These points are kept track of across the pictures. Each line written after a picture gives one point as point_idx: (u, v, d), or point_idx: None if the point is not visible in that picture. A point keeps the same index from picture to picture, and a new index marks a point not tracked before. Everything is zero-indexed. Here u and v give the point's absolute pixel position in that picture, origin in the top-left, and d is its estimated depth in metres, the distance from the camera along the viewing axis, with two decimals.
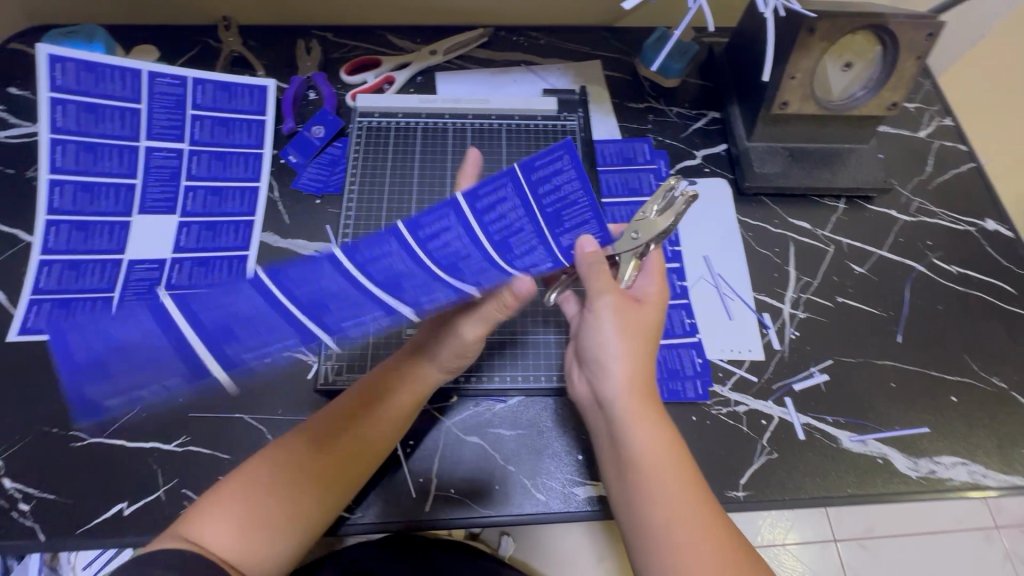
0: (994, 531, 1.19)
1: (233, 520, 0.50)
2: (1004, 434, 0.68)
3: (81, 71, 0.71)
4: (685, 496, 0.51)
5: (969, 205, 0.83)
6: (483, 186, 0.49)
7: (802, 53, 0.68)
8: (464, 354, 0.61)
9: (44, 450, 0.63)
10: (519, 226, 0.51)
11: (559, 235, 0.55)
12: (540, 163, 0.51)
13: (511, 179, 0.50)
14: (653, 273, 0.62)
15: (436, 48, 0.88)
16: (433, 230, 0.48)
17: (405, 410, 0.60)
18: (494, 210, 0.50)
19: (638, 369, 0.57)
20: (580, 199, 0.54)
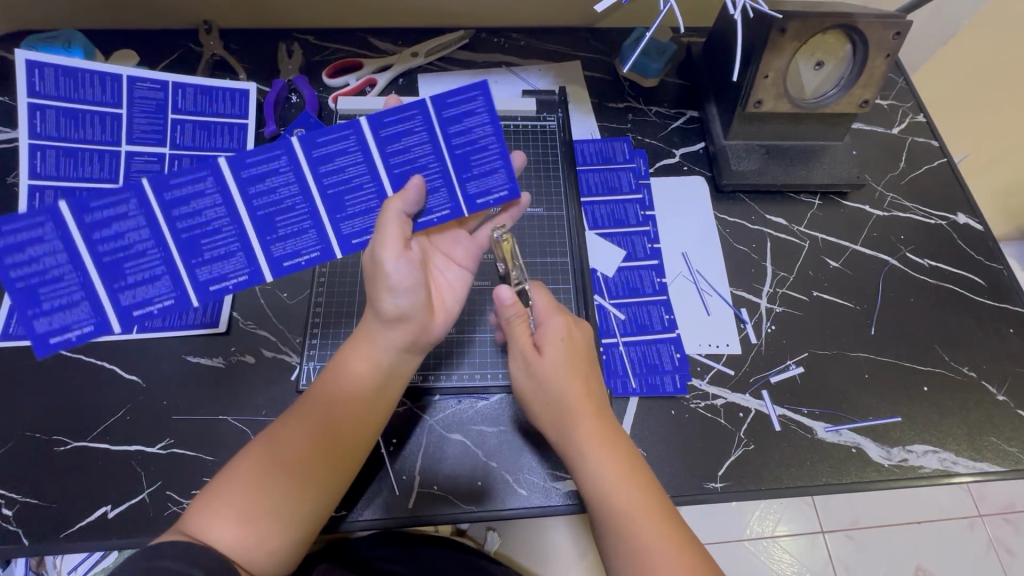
0: (977, 520, 1.21)
1: (236, 516, 0.50)
2: (973, 422, 0.70)
3: (59, 77, 0.70)
4: (647, 513, 0.53)
5: (941, 199, 0.84)
6: (391, 116, 0.54)
7: (773, 53, 0.70)
8: (393, 288, 0.56)
9: (26, 455, 0.63)
10: (423, 163, 0.57)
11: (466, 180, 0.58)
12: (452, 99, 0.54)
13: (420, 112, 0.54)
14: (545, 313, 0.62)
15: (417, 50, 0.89)
16: (330, 158, 0.55)
17: (366, 379, 0.57)
18: (398, 142, 0.55)
19: (580, 409, 0.58)
20: (489, 146, 0.57)
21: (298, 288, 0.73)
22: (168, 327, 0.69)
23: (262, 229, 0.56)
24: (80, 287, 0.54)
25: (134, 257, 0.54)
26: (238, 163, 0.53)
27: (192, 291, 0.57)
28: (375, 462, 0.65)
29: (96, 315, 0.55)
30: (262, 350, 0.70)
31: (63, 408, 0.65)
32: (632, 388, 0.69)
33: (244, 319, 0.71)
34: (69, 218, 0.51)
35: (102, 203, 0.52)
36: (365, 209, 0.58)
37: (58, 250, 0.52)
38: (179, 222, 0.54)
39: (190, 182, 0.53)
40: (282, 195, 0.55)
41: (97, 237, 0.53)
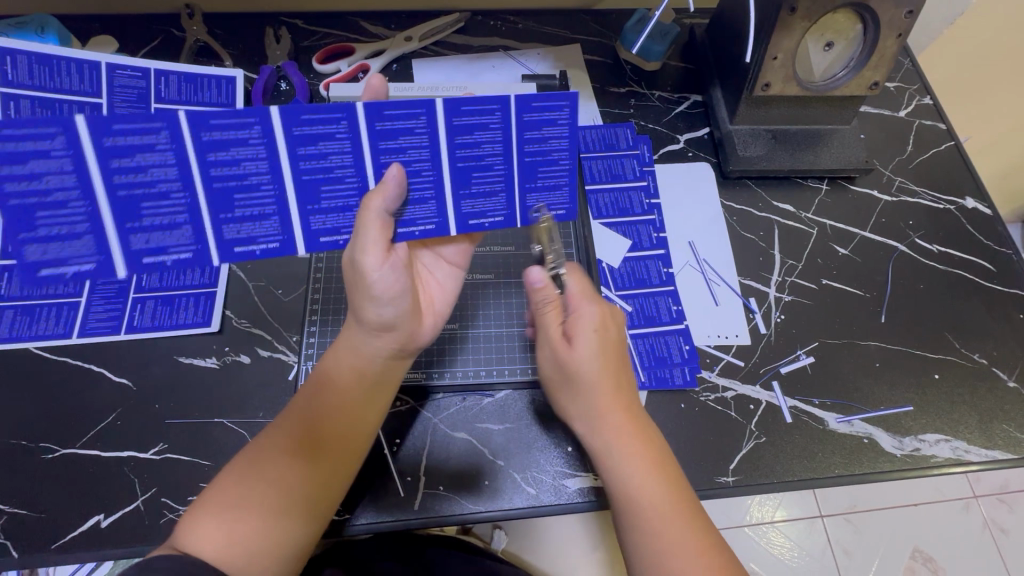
0: (973, 501, 1.21)
1: (223, 528, 0.48)
2: (985, 410, 0.69)
3: (33, 64, 0.66)
4: (676, 512, 0.51)
5: (948, 183, 0.83)
6: (469, 106, 0.49)
7: (783, 33, 0.67)
8: (376, 297, 0.52)
9: (12, 464, 0.60)
10: (490, 164, 0.53)
11: (528, 191, 0.55)
12: (538, 104, 0.50)
13: (501, 109, 0.50)
14: (579, 298, 0.59)
15: (411, 34, 0.85)
16: (396, 134, 0.50)
17: (354, 390, 0.56)
18: (471, 136, 0.51)
19: (610, 402, 0.56)
20: (562, 160, 0.54)
21: (293, 284, 0.71)
22: (158, 327, 0.66)
23: (304, 195, 0.51)
24: (87, 217, 0.48)
25: (158, 198, 0.48)
26: (293, 117, 0.47)
27: (213, 250, 0.52)
28: (378, 463, 0.63)
29: (100, 252, 0.49)
30: (258, 349, 0.67)
31: (50, 414, 0.62)
32: (641, 381, 0.68)
33: (238, 317, 0.68)
34: (85, 135, 0.45)
35: (128, 126, 0.45)
36: (418, 199, 0.54)
37: (68, 169, 0.46)
38: (212, 169, 0.48)
39: (232, 126, 0.46)
40: (334, 163, 0.50)
41: (116, 166, 0.46)
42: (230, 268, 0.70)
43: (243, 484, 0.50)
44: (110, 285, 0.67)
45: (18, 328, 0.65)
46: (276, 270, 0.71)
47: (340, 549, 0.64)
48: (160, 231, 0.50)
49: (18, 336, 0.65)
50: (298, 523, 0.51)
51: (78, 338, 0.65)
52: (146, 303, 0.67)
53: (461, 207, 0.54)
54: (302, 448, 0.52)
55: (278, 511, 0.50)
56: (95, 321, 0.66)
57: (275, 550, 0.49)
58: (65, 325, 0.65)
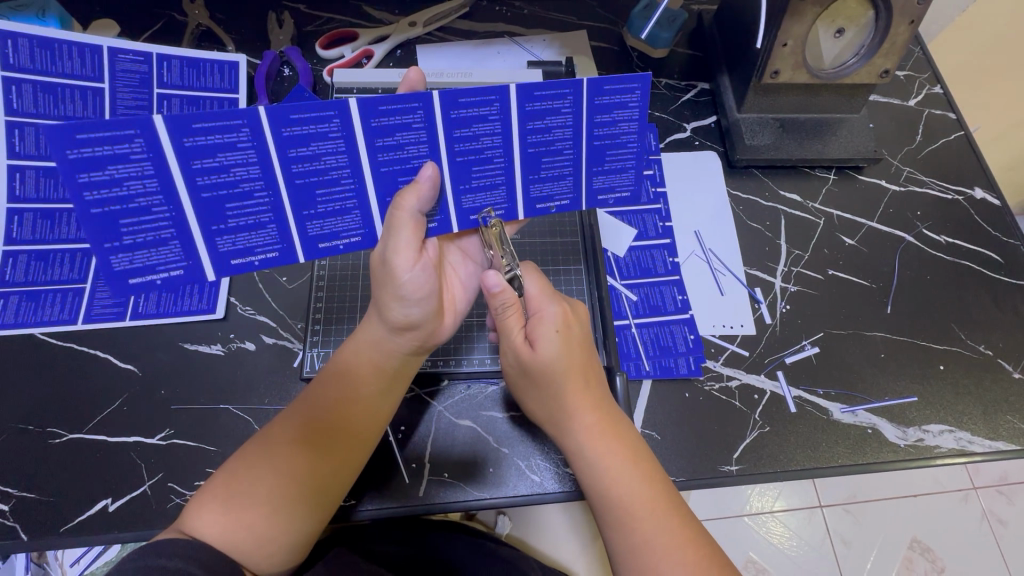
0: (972, 492, 1.22)
1: (225, 514, 0.48)
2: (989, 401, 0.69)
3: (35, 48, 0.66)
4: (654, 507, 0.51)
5: (958, 174, 0.82)
6: (542, 91, 0.49)
7: (794, 19, 0.66)
8: (404, 297, 0.53)
9: (19, 449, 0.60)
10: (560, 148, 0.53)
11: (595, 174, 0.56)
12: (609, 89, 0.50)
13: (573, 93, 0.49)
14: (539, 300, 0.58)
15: (416, 19, 0.84)
16: (469, 122, 0.49)
17: (371, 384, 0.56)
18: (542, 121, 0.51)
19: (579, 402, 0.56)
20: (630, 143, 0.54)
21: (297, 272, 0.71)
22: (163, 314, 0.66)
23: (381, 187, 0.52)
24: (171, 222, 0.48)
25: (241, 199, 0.49)
26: (370, 109, 0.46)
27: (299, 247, 0.53)
28: (382, 450, 0.63)
29: (187, 257, 0.50)
30: (262, 336, 0.67)
31: (57, 399, 0.63)
32: (646, 370, 0.68)
33: (243, 305, 0.68)
34: (166, 137, 0.43)
35: (209, 124, 0.44)
36: (487, 185, 0.54)
37: (149, 173, 0.45)
38: (295, 165, 0.48)
39: (313, 120, 0.46)
40: (411, 153, 0.50)
41: (199, 166, 0.46)
42: None
43: (248, 475, 0.50)
44: None
45: (24, 314, 0.65)
46: None
47: (346, 531, 0.65)
48: (248, 233, 0.51)
49: (23, 322, 0.65)
50: (302, 517, 0.51)
51: (84, 323, 0.65)
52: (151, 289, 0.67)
53: (531, 191, 0.55)
54: (313, 439, 0.52)
55: (284, 502, 0.50)
56: (99, 307, 0.66)
57: (275, 541, 0.49)
58: (70, 311, 0.66)
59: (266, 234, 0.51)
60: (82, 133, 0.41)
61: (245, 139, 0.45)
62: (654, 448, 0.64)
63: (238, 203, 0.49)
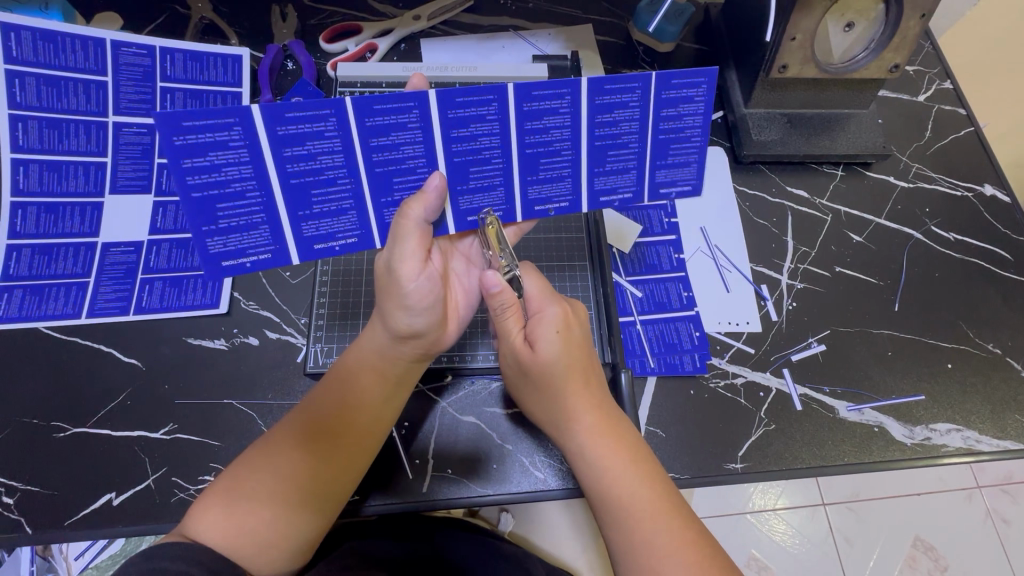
0: (976, 491, 1.21)
1: (227, 518, 0.49)
2: (997, 400, 0.68)
3: (38, 41, 0.66)
4: (653, 509, 0.51)
5: (967, 170, 0.81)
6: (611, 85, 0.51)
7: (804, 13, 0.64)
8: (409, 305, 0.53)
9: (24, 443, 0.61)
10: (624, 141, 0.55)
11: (658, 168, 0.57)
12: (677, 82, 0.52)
13: (642, 87, 0.51)
14: (539, 299, 0.58)
15: (420, 13, 0.84)
16: (540, 115, 0.52)
17: (372, 391, 0.55)
18: (610, 114, 0.52)
19: (579, 403, 0.55)
20: (693, 137, 0.56)
21: (301, 267, 0.70)
22: (168, 308, 0.66)
23: (454, 176, 0.54)
24: (262, 207, 0.51)
25: (325, 184, 0.51)
26: (447, 100, 0.49)
27: (375, 233, 0.56)
28: (383, 445, 0.63)
29: (274, 241, 0.53)
30: (266, 331, 0.67)
31: (61, 393, 0.63)
32: (650, 367, 0.67)
33: (246, 300, 0.68)
34: (262, 126, 0.47)
35: (301, 114, 0.47)
36: (552, 177, 0.56)
37: (246, 160, 0.48)
38: (375, 155, 0.51)
39: (393, 110, 0.49)
40: (484, 144, 0.52)
41: (290, 153, 0.49)
42: None
43: (252, 479, 0.50)
44: (118, 266, 0.67)
45: (28, 308, 0.65)
46: None
47: (349, 528, 0.64)
48: (330, 218, 0.53)
49: (27, 316, 0.65)
50: (306, 517, 0.51)
51: (88, 318, 0.65)
52: (155, 284, 0.67)
53: (594, 184, 0.57)
54: (312, 442, 0.52)
55: (287, 506, 0.50)
56: (103, 302, 0.66)
57: (278, 544, 0.50)
58: (74, 305, 0.65)
59: (346, 218, 0.54)
60: (188, 121, 0.45)
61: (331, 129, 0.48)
62: (658, 445, 0.64)
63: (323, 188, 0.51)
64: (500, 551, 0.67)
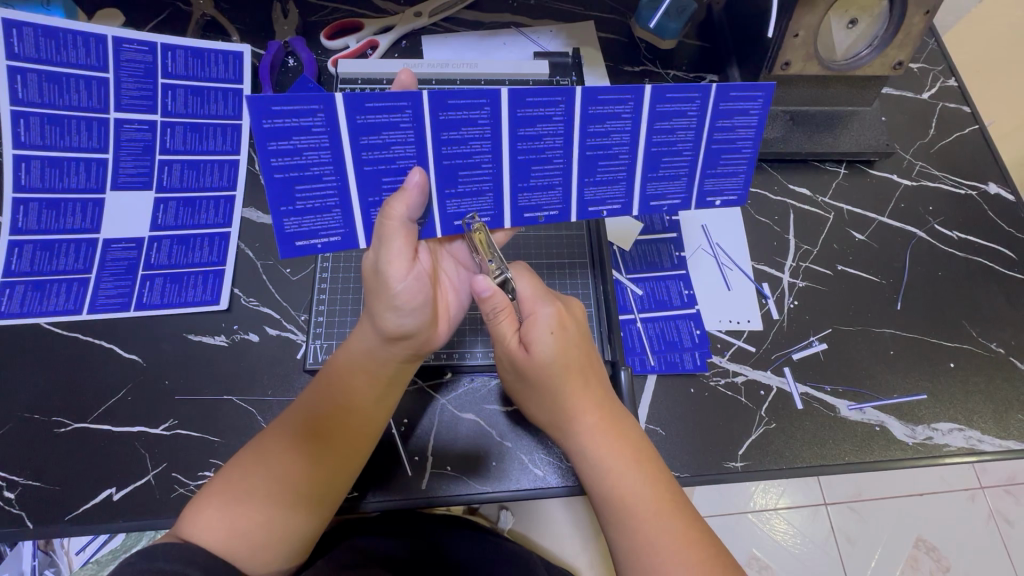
0: (979, 491, 1.20)
1: (221, 518, 0.49)
2: (1000, 400, 0.68)
3: (39, 37, 0.67)
4: (657, 510, 0.51)
5: (971, 168, 0.81)
6: (673, 94, 0.54)
7: (806, 9, 0.64)
8: (398, 306, 0.51)
9: (25, 438, 0.61)
10: (678, 150, 0.57)
11: (707, 177, 0.60)
12: (736, 95, 0.54)
13: (701, 97, 0.54)
14: (532, 301, 0.56)
15: (420, 10, 0.83)
16: (602, 119, 0.54)
17: (363, 390, 0.55)
18: (669, 122, 0.55)
19: (581, 403, 0.55)
20: (745, 149, 0.58)
21: (301, 264, 0.70)
22: (168, 305, 0.66)
23: (516, 174, 0.56)
24: (336, 191, 0.52)
25: (396, 173, 0.53)
26: (518, 100, 0.51)
27: (437, 224, 0.56)
28: (381, 442, 0.63)
29: (345, 225, 0.54)
30: (266, 328, 0.67)
31: (62, 389, 0.63)
32: (651, 365, 0.67)
33: (246, 296, 0.68)
34: (343, 114, 0.48)
35: (380, 104, 0.49)
36: (607, 179, 0.58)
37: (325, 145, 0.49)
38: (444, 147, 0.52)
39: (466, 106, 0.50)
40: (547, 143, 0.54)
41: (366, 142, 0.50)
42: (240, 246, 0.70)
43: (247, 479, 0.51)
44: (119, 262, 0.67)
45: (29, 304, 0.65)
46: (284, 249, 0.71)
47: (348, 527, 0.64)
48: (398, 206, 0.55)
49: (29, 312, 0.65)
50: (301, 517, 0.51)
51: (89, 313, 0.66)
52: (155, 280, 0.67)
53: (647, 189, 0.59)
54: (308, 442, 0.53)
55: (281, 506, 0.50)
56: (105, 298, 0.66)
57: (279, 542, 0.50)
58: (75, 300, 0.66)
59: None
60: (277, 105, 0.46)
61: (405, 121, 0.50)
62: (658, 444, 0.64)
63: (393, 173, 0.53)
64: (499, 548, 0.67)
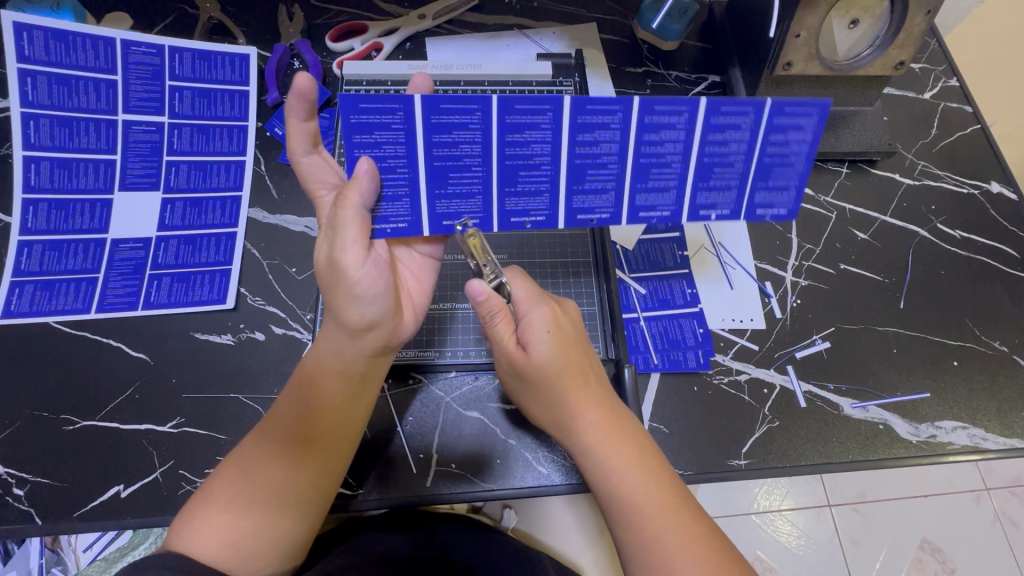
0: (985, 493, 1.20)
1: (213, 530, 0.49)
2: (1004, 398, 0.68)
3: (49, 40, 0.69)
4: (663, 510, 0.51)
5: (974, 168, 0.81)
6: (727, 107, 0.54)
7: (807, 10, 0.64)
8: (357, 296, 0.52)
9: (33, 436, 0.61)
10: (731, 159, 0.57)
11: (758, 189, 0.60)
12: (789, 110, 0.55)
13: (754, 112, 0.55)
14: (527, 303, 0.58)
15: (425, 13, 0.84)
16: (657, 127, 0.55)
17: (338, 390, 0.55)
18: (721, 134, 0.56)
19: (581, 401, 0.55)
20: (797, 163, 0.58)
21: (307, 263, 0.71)
22: (174, 304, 0.67)
23: (572, 177, 0.57)
24: (408, 183, 0.54)
25: (462, 170, 0.54)
26: (579, 108, 0.53)
27: (495, 219, 0.58)
28: (386, 441, 0.63)
29: (411, 214, 0.55)
30: (272, 327, 0.68)
31: (69, 387, 0.64)
32: (654, 363, 0.68)
33: (253, 295, 0.69)
34: (419, 114, 0.51)
35: (453, 105, 0.51)
36: (660, 187, 0.58)
37: (400, 140, 0.52)
38: (509, 149, 0.54)
39: (532, 111, 0.52)
40: (603, 150, 0.55)
41: (438, 140, 0.52)
42: (245, 246, 0.71)
43: (233, 490, 0.51)
44: (127, 262, 0.68)
45: (39, 303, 0.66)
46: (290, 249, 0.71)
47: (353, 524, 0.65)
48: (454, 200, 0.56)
49: (38, 311, 0.65)
50: (291, 523, 0.52)
51: (97, 313, 0.66)
52: (162, 279, 0.68)
53: (697, 198, 0.59)
54: (291, 449, 0.53)
55: (269, 515, 0.51)
56: (112, 297, 0.67)
57: (269, 549, 0.51)
58: (83, 300, 0.66)
59: (470, 201, 0.56)
60: (363, 103, 0.50)
61: (474, 125, 0.52)
62: (662, 441, 0.64)
63: (457, 170, 0.54)
64: (502, 546, 0.67)
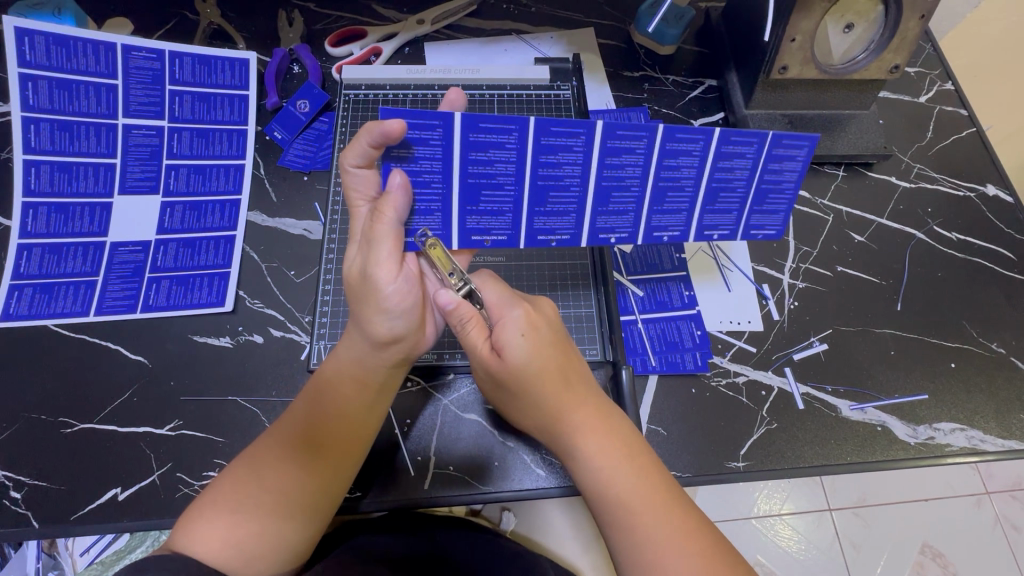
0: (985, 497, 1.19)
1: (217, 531, 0.49)
2: (1002, 400, 0.68)
3: (50, 45, 0.70)
4: (653, 507, 0.51)
5: (970, 171, 0.81)
6: (738, 136, 0.54)
7: (802, 14, 0.65)
8: (387, 308, 0.52)
9: (29, 439, 0.61)
10: (735, 185, 0.58)
11: (754, 212, 0.61)
12: (788, 141, 0.55)
13: (758, 142, 0.55)
14: (499, 307, 0.56)
15: (423, 18, 0.85)
16: (677, 153, 0.55)
17: (355, 398, 0.55)
18: (728, 160, 0.56)
19: (565, 403, 0.54)
20: (790, 188, 0.59)
21: (305, 266, 0.71)
22: (173, 306, 0.67)
23: (597, 200, 0.58)
24: (441, 198, 0.55)
25: (494, 188, 0.55)
26: (610, 132, 0.53)
27: (523, 237, 0.59)
28: (386, 443, 0.63)
29: (443, 227, 0.56)
30: (270, 329, 0.68)
31: (67, 390, 0.64)
32: (652, 366, 0.68)
33: (251, 298, 0.69)
34: (459, 132, 0.51)
35: (492, 125, 0.51)
36: (671, 210, 0.60)
37: (438, 156, 0.52)
38: (541, 169, 0.55)
39: (566, 135, 0.53)
40: (628, 173, 0.56)
41: (474, 158, 0.53)
42: (244, 249, 0.71)
43: (240, 492, 0.51)
44: (126, 265, 0.68)
45: (37, 305, 0.66)
46: (289, 253, 0.72)
47: (351, 527, 0.65)
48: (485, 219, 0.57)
49: (37, 314, 0.66)
50: (296, 527, 0.52)
51: (95, 315, 0.66)
52: (161, 282, 0.68)
53: (703, 219, 0.61)
54: (301, 454, 0.53)
55: (274, 519, 0.51)
56: (111, 300, 0.67)
57: (273, 552, 0.51)
58: (82, 302, 0.66)
59: (499, 219, 0.57)
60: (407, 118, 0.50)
61: (510, 147, 0.53)
62: (660, 444, 0.64)
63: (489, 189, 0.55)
64: (500, 549, 0.67)
